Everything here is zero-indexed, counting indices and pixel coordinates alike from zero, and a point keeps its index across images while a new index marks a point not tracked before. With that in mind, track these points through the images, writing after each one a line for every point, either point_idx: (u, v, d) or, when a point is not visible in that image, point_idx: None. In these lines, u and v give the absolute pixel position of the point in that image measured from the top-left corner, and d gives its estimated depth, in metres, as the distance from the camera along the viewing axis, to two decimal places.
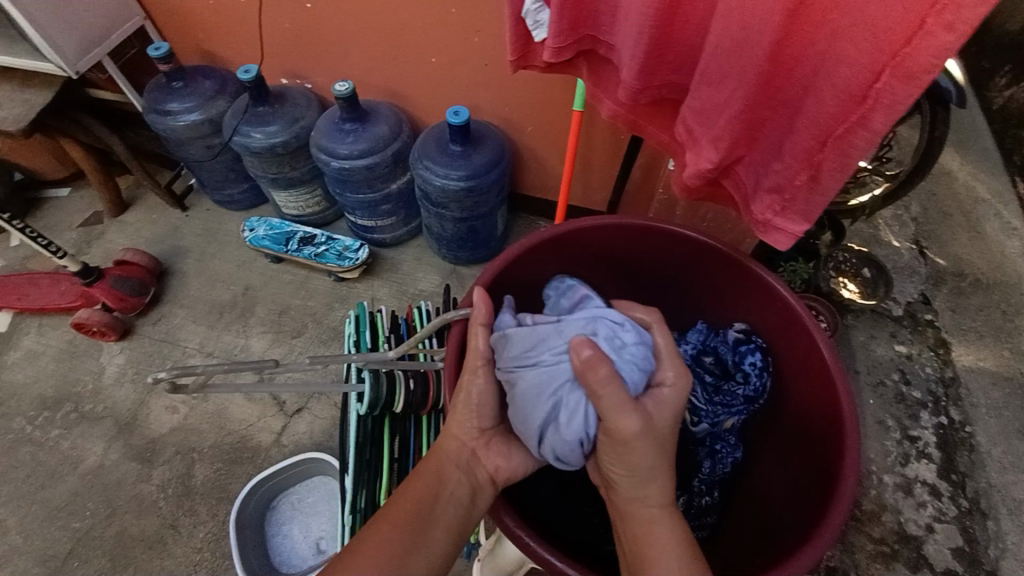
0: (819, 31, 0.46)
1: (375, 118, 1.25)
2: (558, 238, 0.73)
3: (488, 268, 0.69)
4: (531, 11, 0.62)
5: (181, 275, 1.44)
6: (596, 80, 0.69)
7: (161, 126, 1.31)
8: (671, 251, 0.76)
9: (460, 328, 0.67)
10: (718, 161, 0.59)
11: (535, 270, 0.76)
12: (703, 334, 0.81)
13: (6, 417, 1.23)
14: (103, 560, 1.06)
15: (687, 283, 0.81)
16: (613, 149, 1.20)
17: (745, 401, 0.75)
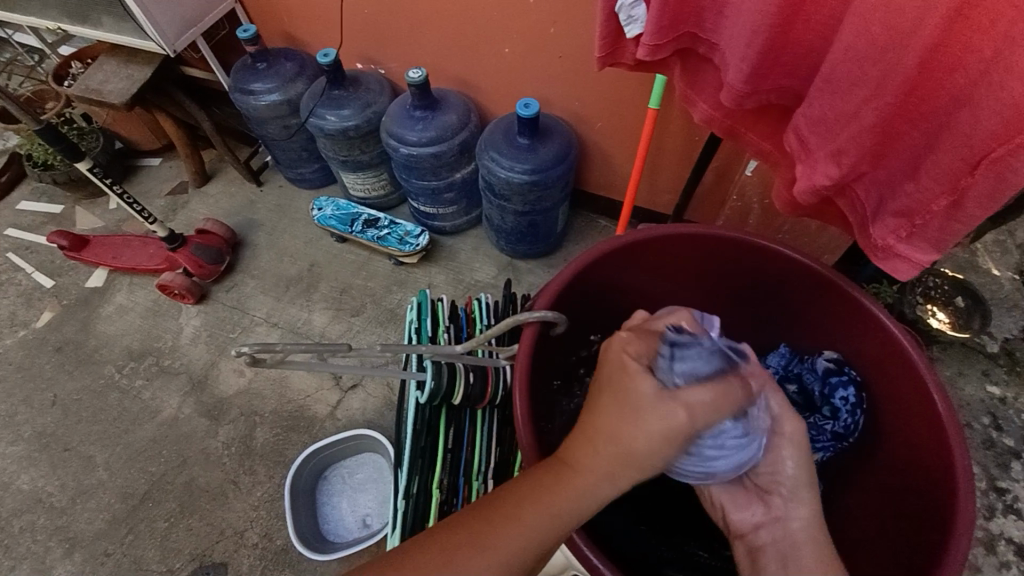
0: (983, 38, 0.41)
1: (446, 107, 1.26)
2: (641, 244, 0.71)
3: (562, 272, 0.66)
4: (625, 6, 0.59)
5: (253, 247, 1.53)
6: (689, 82, 0.66)
7: (244, 105, 1.38)
8: (756, 267, 0.73)
9: (533, 330, 0.63)
10: (837, 178, 0.55)
11: (616, 277, 0.73)
12: (786, 358, 0.78)
13: (98, 364, 1.36)
14: (172, 504, 1.16)
15: (774, 303, 0.77)
16: (687, 151, 1.15)
17: (833, 438, 0.70)
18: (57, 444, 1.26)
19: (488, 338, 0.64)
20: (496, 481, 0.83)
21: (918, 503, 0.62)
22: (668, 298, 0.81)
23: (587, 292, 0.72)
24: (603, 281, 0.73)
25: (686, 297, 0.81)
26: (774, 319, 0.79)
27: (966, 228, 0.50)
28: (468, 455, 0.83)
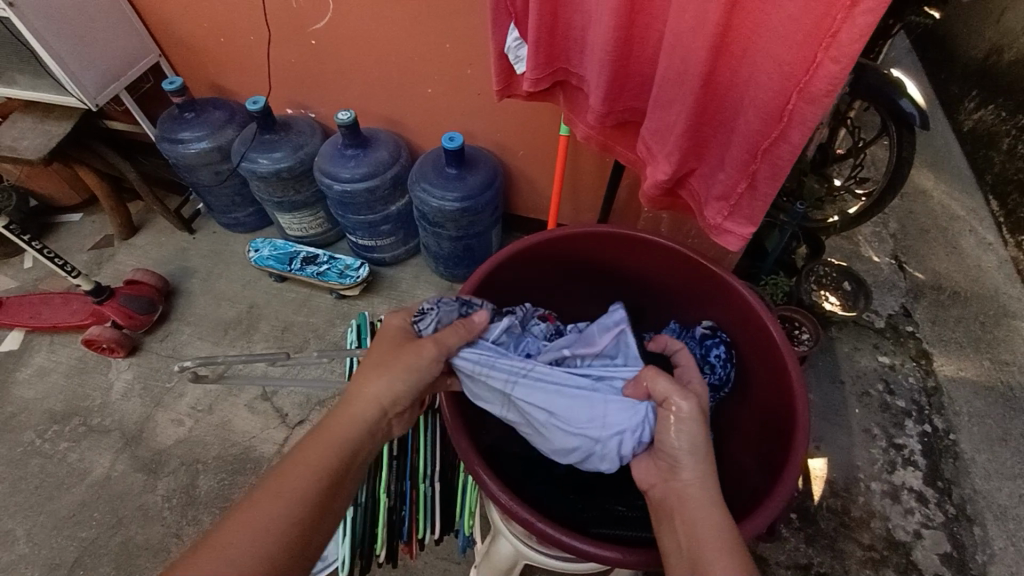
0: (741, 63, 0.53)
1: (376, 145, 1.34)
2: (534, 247, 0.79)
3: (471, 274, 0.74)
4: (512, 48, 0.70)
5: (187, 294, 1.51)
6: (570, 107, 0.77)
7: (172, 153, 1.39)
8: (642, 258, 0.82)
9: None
10: (672, 174, 0.65)
11: (516, 279, 0.82)
12: (676, 332, 0.85)
13: (16, 431, 1.27)
14: (108, 568, 1.09)
15: (656, 284, 0.86)
16: (599, 171, 1.28)
17: (711, 388, 0.79)
18: None
19: None
20: (442, 483, 0.88)
21: (774, 437, 0.70)
22: (569, 294, 0.90)
23: (491, 296, 0.79)
24: (509, 281, 0.81)
25: (581, 289, 0.90)
26: (662, 302, 0.88)
27: (766, 203, 0.60)
28: (412, 462, 0.89)
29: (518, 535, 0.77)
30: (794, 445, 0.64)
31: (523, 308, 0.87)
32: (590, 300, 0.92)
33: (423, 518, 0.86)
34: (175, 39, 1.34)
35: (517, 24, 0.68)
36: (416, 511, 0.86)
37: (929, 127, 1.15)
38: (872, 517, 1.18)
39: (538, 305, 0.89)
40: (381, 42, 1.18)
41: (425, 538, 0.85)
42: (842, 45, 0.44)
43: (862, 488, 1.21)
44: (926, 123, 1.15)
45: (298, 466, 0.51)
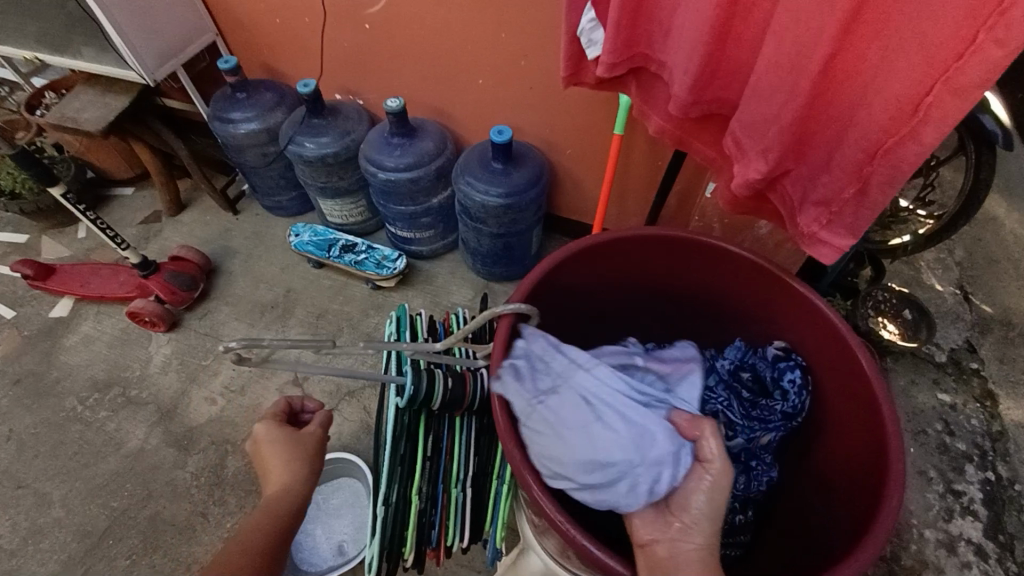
0: (871, 48, 0.48)
1: (423, 135, 1.32)
2: (601, 247, 0.74)
3: (531, 272, 0.70)
4: (586, 31, 0.67)
5: (228, 274, 1.53)
6: (644, 97, 0.73)
7: (223, 133, 1.41)
8: (715, 268, 0.77)
9: (508, 322, 0.68)
10: (765, 173, 0.60)
11: (578, 282, 0.78)
12: (742, 351, 0.81)
13: (60, 396, 1.30)
14: (136, 540, 1.10)
15: (726, 298, 0.81)
16: (650, 175, 1.23)
17: (783, 418, 0.74)
18: (12, 481, 1.19)
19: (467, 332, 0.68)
20: (474, 489, 0.86)
21: (860, 472, 0.64)
22: (627, 302, 0.86)
23: (550, 297, 0.75)
24: (568, 284, 0.77)
25: (643, 299, 0.86)
26: (729, 317, 0.84)
27: (877, 211, 0.55)
28: (445, 465, 0.86)
29: (549, 552, 0.73)
30: (888, 491, 0.57)
31: (580, 314, 0.83)
32: (648, 309, 0.88)
33: (453, 524, 0.84)
34: (233, 19, 1.36)
35: (596, 6, 0.64)
36: (447, 515, 0.84)
37: (1012, 149, 1.06)
38: (924, 567, 1.09)
39: (596, 312, 0.85)
40: (436, 31, 1.16)
41: (453, 545, 0.83)
42: (1013, 25, 0.38)
43: (915, 534, 1.13)
44: (1010, 144, 1.05)
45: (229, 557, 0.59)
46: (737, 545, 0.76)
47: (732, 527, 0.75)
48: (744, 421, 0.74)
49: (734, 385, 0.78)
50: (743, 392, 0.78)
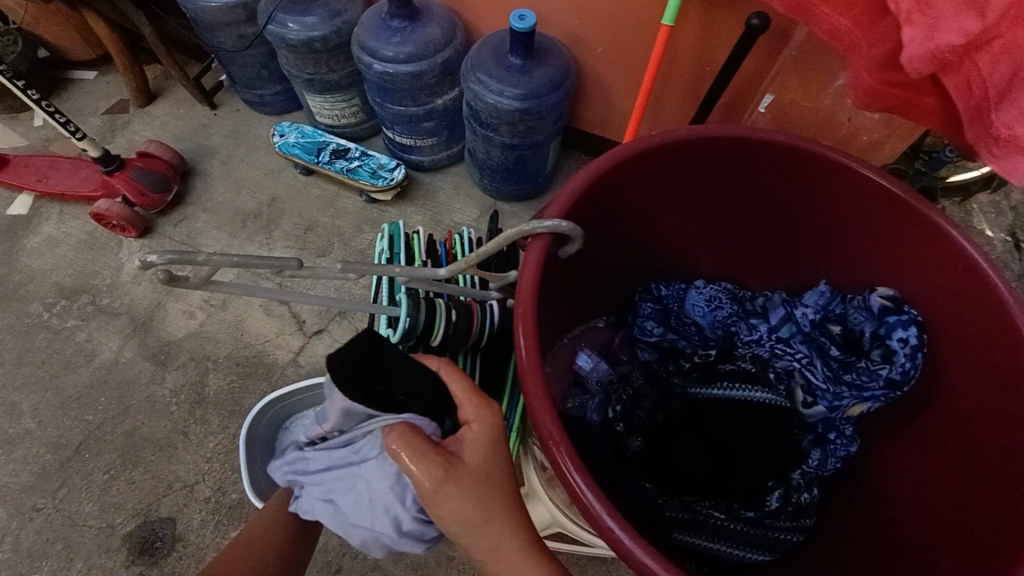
0: None
1: (428, 19, 1.10)
2: (685, 147, 0.63)
3: (586, 169, 0.58)
4: None
5: (205, 177, 1.36)
6: None
7: (191, 6, 1.19)
8: (819, 189, 0.67)
9: (542, 244, 0.54)
10: (977, 31, 0.48)
11: (645, 192, 0.67)
12: (826, 298, 0.70)
13: (24, 301, 1.19)
14: (113, 455, 1.04)
15: (817, 222, 0.71)
16: (695, 82, 1.04)
17: (886, 386, 0.63)
18: None
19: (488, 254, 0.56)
20: None
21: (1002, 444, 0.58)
22: (694, 226, 0.76)
23: (611, 203, 0.65)
24: (635, 194, 0.66)
25: (714, 222, 0.76)
26: (817, 249, 0.74)
27: None
28: None
29: (553, 502, 0.67)
30: None
31: (639, 232, 0.73)
32: (716, 238, 0.78)
33: None
34: None
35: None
36: None
37: None
38: None
39: (658, 235, 0.75)
40: None
41: None
42: None
43: None
44: None
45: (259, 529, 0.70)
46: (800, 528, 0.66)
47: (798, 506, 0.66)
48: (829, 385, 0.66)
49: (822, 336, 0.68)
50: (832, 349, 0.67)
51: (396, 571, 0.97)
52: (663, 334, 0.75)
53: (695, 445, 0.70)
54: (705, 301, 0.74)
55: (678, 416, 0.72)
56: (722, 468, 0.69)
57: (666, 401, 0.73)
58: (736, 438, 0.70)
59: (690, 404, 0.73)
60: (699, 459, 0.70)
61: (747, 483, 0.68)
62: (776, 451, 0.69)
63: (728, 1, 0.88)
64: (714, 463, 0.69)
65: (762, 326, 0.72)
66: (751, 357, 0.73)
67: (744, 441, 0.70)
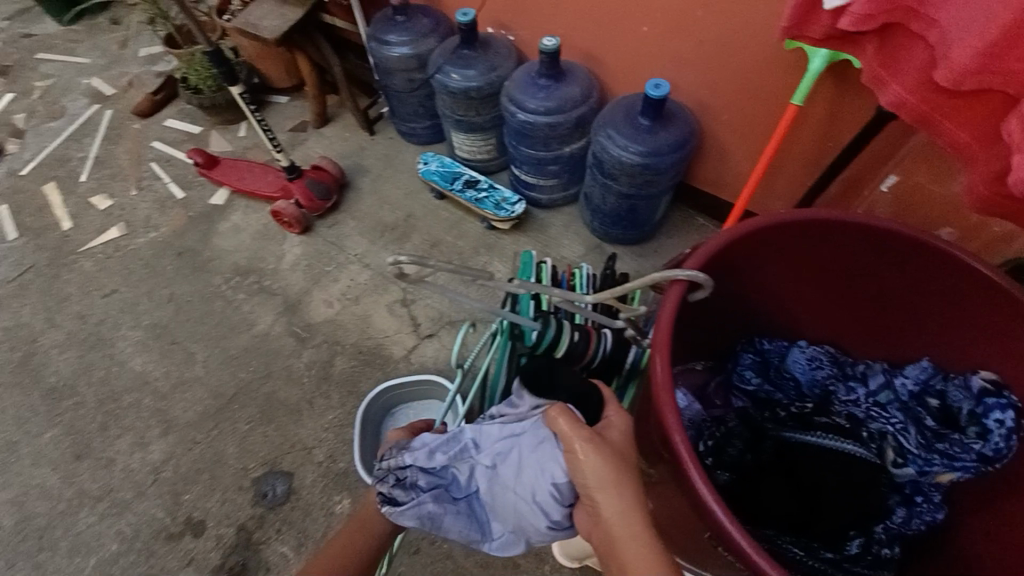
0: None
1: (570, 80, 1.26)
2: (800, 226, 0.68)
3: (706, 244, 0.65)
4: None
5: (357, 191, 1.61)
6: (887, 63, 0.70)
7: (377, 54, 1.47)
8: (931, 276, 0.69)
9: (678, 290, 0.62)
10: None
11: (756, 260, 0.72)
12: (928, 373, 0.73)
13: (210, 272, 1.47)
14: (256, 410, 1.24)
15: (931, 308, 0.72)
16: (817, 157, 1.08)
17: (977, 459, 0.65)
18: (166, 335, 1.36)
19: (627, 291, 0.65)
20: None
21: None
22: (798, 293, 0.80)
23: (724, 270, 0.71)
24: (744, 262, 0.72)
25: (827, 293, 0.79)
26: (919, 329, 0.75)
27: None
28: None
29: None
30: None
31: (752, 292, 0.78)
32: (817, 306, 0.81)
33: None
34: None
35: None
36: None
37: None
38: None
39: (762, 298, 0.80)
40: None
41: None
42: None
43: None
44: None
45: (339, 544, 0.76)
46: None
47: (877, 560, 0.67)
48: (920, 451, 0.67)
49: (919, 407, 0.71)
50: (927, 420, 0.70)
51: (467, 564, 1.06)
52: (760, 384, 0.78)
53: (782, 486, 0.70)
54: (807, 359, 0.78)
55: (769, 458, 0.71)
56: (808, 509, 0.69)
57: (757, 441, 0.72)
58: (824, 483, 0.69)
59: (782, 449, 0.72)
60: (785, 492, 0.70)
61: (834, 526, 0.68)
62: (867, 501, 0.69)
63: (861, 88, 0.93)
64: (800, 502, 0.69)
65: (860, 389, 0.75)
66: (846, 414, 0.73)
67: (834, 488, 0.69)
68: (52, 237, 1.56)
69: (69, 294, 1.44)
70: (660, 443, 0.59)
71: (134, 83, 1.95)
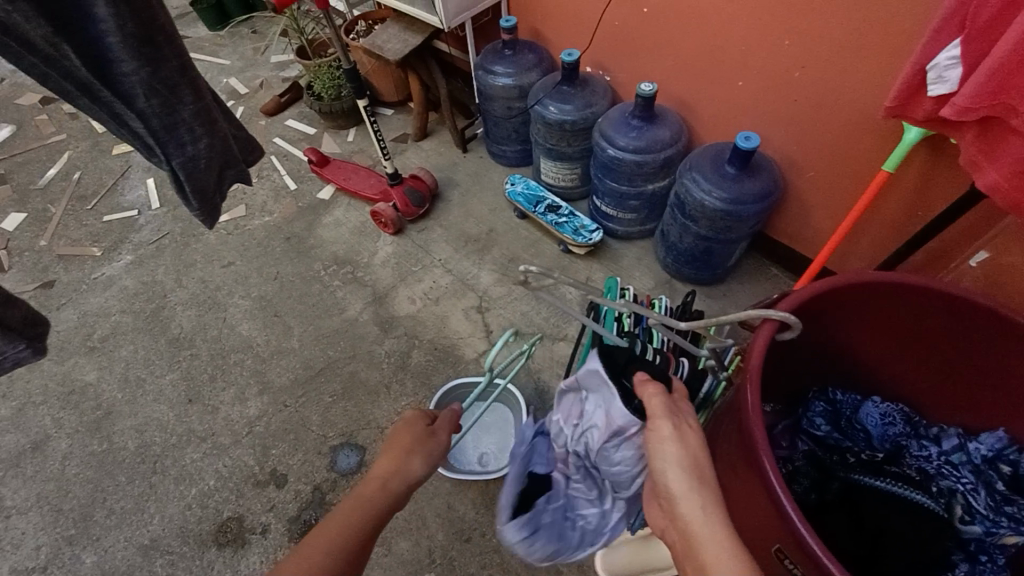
0: None
1: (662, 123, 1.35)
2: (882, 287, 0.74)
3: (795, 294, 0.71)
4: (940, 66, 0.73)
5: (447, 202, 1.76)
6: (983, 149, 0.75)
7: (483, 82, 1.61)
8: (1010, 352, 0.72)
9: (769, 329, 0.69)
10: None
11: (836, 314, 0.78)
12: (1002, 442, 0.75)
13: (313, 258, 1.65)
14: (339, 385, 1.38)
15: (1006, 383, 0.75)
16: (903, 222, 1.11)
17: None
18: (270, 308, 1.54)
19: (712, 324, 0.74)
20: None
21: None
22: (872, 353, 0.84)
23: (806, 320, 0.77)
24: (826, 314, 0.77)
25: (901, 352, 0.82)
26: (994, 401, 0.78)
27: None
28: None
29: None
30: None
31: (824, 342, 0.83)
32: (891, 367, 0.85)
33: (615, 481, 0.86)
34: None
35: (964, 42, 0.70)
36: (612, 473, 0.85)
37: None
38: None
39: (836, 350, 0.85)
40: (705, 30, 1.20)
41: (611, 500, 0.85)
42: None
43: None
44: None
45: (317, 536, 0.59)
46: None
47: None
48: (988, 513, 0.69)
49: (988, 472, 0.74)
50: (997, 484, 0.73)
51: (511, 561, 1.12)
52: (830, 431, 0.82)
53: (844, 523, 0.72)
54: (880, 414, 0.82)
55: (834, 498, 0.75)
56: (868, 549, 0.70)
57: (824, 482, 0.76)
58: (889, 527, 0.70)
59: (848, 491, 0.75)
60: (845, 528, 0.72)
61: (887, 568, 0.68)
62: (931, 546, 0.69)
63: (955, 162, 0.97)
64: (860, 541, 0.70)
65: (932, 447, 0.79)
66: (917, 468, 0.76)
67: (898, 534, 0.69)
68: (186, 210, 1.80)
69: (195, 260, 1.67)
70: (737, 457, 0.65)
71: (264, 85, 2.22)
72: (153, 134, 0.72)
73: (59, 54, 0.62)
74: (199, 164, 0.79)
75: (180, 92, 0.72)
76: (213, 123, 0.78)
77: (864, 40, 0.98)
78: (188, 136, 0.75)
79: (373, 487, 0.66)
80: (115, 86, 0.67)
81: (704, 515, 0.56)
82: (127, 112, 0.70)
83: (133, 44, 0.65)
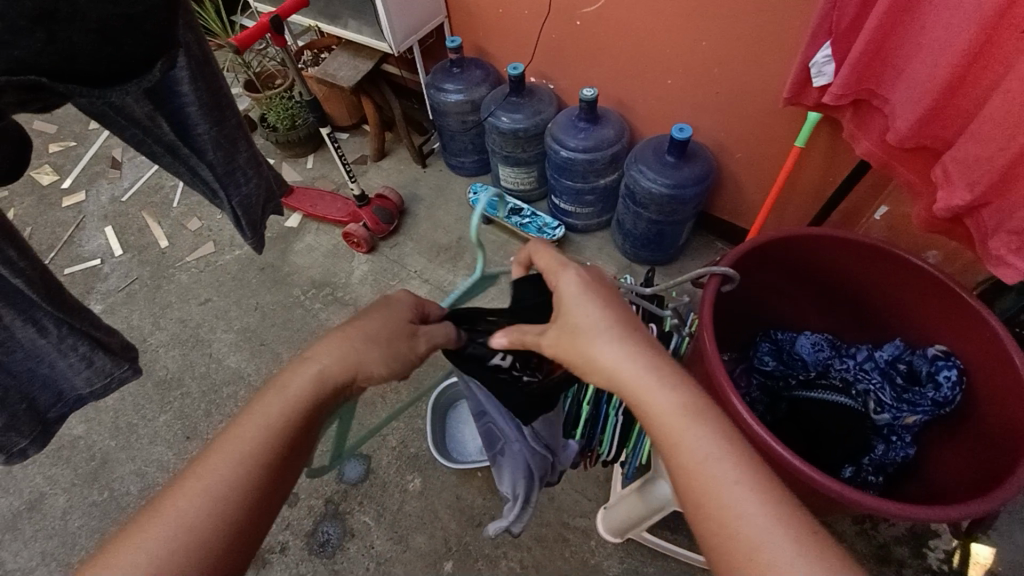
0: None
1: (605, 122, 1.49)
2: (792, 240, 0.88)
3: (730, 254, 0.85)
4: (818, 64, 0.88)
5: (414, 216, 1.84)
6: (859, 123, 0.92)
7: (435, 99, 1.71)
8: (895, 278, 0.87)
9: (715, 285, 0.81)
10: (970, 200, 0.75)
11: (763, 268, 0.92)
12: (899, 349, 0.90)
13: (290, 285, 1.70)
14: None
15: (896, 304, 0.90)
16: (817, 188, 1.28)
17: (932, 404, 0.82)
18: (255, 338, 1.58)
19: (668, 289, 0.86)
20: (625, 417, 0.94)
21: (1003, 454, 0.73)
22: (796, 296, 0.99)
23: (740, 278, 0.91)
24: (755, 269, 0.92)
25: (818, 292, 0.98)
26: (892, 320, 0.93)
27: None
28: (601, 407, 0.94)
29: None
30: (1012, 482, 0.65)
31: (763, 293, 0.98)
32: (811, 304, 1.00)
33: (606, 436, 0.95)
34: (461, 7, 1.63)
35: (833, 44, 0.85)
36: (602, 430, 0.95)
37: None
38: None
39: (768, 298, 1.00)
40: (631, 39, 1.34)
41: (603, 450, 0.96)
42: None
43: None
44: None
45: (218, 450, 0.53)
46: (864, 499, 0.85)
47: (862, 484, 0.84)
48: (893, 402, 0.84)
49: (888, 372, 0.88)
50: (897, 379, 0.86)
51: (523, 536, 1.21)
52: (776, 365, 0.94)
53: (793, 432, 0.91)
54: (811, 344, 0.94)
55: (784, 415, 0.93)
56: (809, 446, 0.89)
57: (775, 403, 0.94)
58: (825, 428, 0.88)
59: (795, 406, 0.92)
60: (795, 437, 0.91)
61: (827, 459, 0.87)
62: (853, 438, 0.87)
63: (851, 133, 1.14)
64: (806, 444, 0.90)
65: (851, 359, 0.91)
66: (840, 378, 0.90)
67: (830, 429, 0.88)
68: (152, 253, 1.81)
69: (170, 301, 1.69)
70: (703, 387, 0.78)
71: None
72: (216, 180, 0.77)
73: (156, 125, 0.68)
74: (253, 202, 0.83)
75: (237, 143, 0.77)
76: (261, 166, 0.83)
77: (768, 38, 1.14)
78: (244, 179, 0.80)
79: (291, 400, 0.56)
80: (191, 145, 0.73)
81: (622, 365, 0.56)
82: (199, 165, 0.74)
83: (205, 111, 0.71)
